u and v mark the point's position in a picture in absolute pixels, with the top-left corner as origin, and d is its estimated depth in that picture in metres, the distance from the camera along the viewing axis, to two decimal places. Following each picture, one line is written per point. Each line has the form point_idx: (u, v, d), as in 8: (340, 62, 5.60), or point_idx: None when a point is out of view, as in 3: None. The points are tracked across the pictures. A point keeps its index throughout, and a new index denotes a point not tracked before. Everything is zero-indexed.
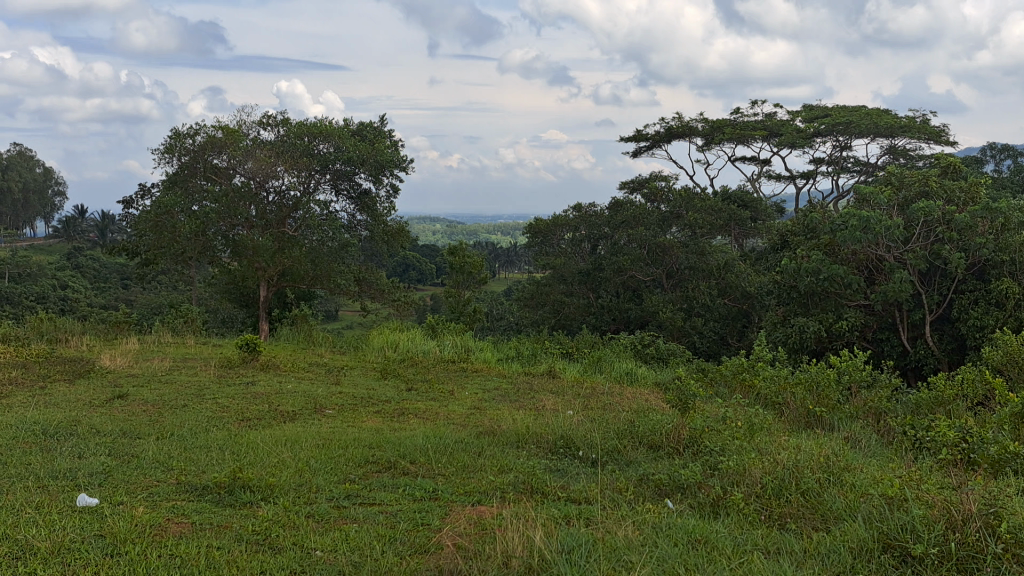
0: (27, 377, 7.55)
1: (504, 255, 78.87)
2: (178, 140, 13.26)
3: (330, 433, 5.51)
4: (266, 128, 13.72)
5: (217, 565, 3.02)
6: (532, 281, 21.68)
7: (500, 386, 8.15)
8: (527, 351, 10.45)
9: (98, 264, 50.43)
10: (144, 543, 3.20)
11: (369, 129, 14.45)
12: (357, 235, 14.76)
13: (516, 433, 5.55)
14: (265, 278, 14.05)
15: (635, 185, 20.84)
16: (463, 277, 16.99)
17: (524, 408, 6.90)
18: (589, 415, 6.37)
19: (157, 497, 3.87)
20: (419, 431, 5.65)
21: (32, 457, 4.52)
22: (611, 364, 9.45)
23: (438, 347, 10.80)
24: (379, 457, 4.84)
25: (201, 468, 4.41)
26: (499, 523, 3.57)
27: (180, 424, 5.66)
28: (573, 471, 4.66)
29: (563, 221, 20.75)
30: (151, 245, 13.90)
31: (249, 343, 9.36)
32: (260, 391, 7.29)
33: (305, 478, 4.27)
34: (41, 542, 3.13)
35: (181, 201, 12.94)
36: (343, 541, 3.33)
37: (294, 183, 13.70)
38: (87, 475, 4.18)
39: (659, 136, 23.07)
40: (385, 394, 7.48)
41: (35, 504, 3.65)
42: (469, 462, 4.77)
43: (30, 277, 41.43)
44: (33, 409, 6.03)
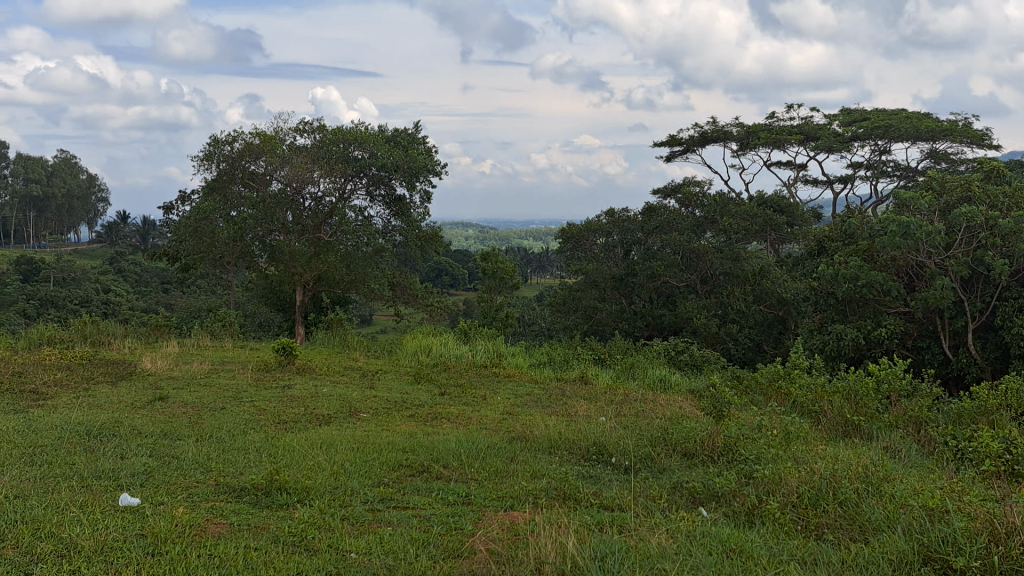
0: (71, 378, 7.69)
1: (537, 261, 78.87)
2: (217, 147, 13.50)
3: (364, 437, 5.56)
4: (302, 134, 13.90)
5: (255, 565, 3.07)
6: (565, 286, 21.72)
7: (533, 391, 8.18)
8: (560, 357, 10.46)
9: (140, 268, 51.33)
10: (184, 543, 3.26)
11: (404, 134, 14.55)
12: (392, 240, 14.87)
13: (549, 439, 5.57)
14: (301, 283, 14.20)
15: (668, 191, 20.76)
16: (496, 282, 17.01)
17: (556, 413, 6.91)
18: (622, 421, 6.36)
19: (197, 498, 3.94)
20: (452, 436, 5.69)
21: (77, 457, 4.62)
22: (644, 370, 9.43)
23: (471, 351, 10.85)
24: (412, 461, 4.88)
25: (238, 470, 4.48)
26: (532, 529, 3.58)
27: (218, 426, 5.74)
28: (606, 478, 4.66)
29: (597, 227, 20.84)
30: (190, 250, 14.12)
31: (286, 346, 9.46)
32: (297, 394, 7.37)
33: (340, 482, 4.32)
34: (85, 541, 3.20)
35: (220, 207, 13.15)
36: (377, 544, 3.37)
37: (330, 189, 13.85)
38: (129, 476, 4.27)
39: (693, 141, 22.97)
40: (419, 398, 7.53)
41: (80, 503, 3.73)
42: (503, 467, 4.79)
43: (74, 280, 42.32)
44: (77, 410, 6.15)
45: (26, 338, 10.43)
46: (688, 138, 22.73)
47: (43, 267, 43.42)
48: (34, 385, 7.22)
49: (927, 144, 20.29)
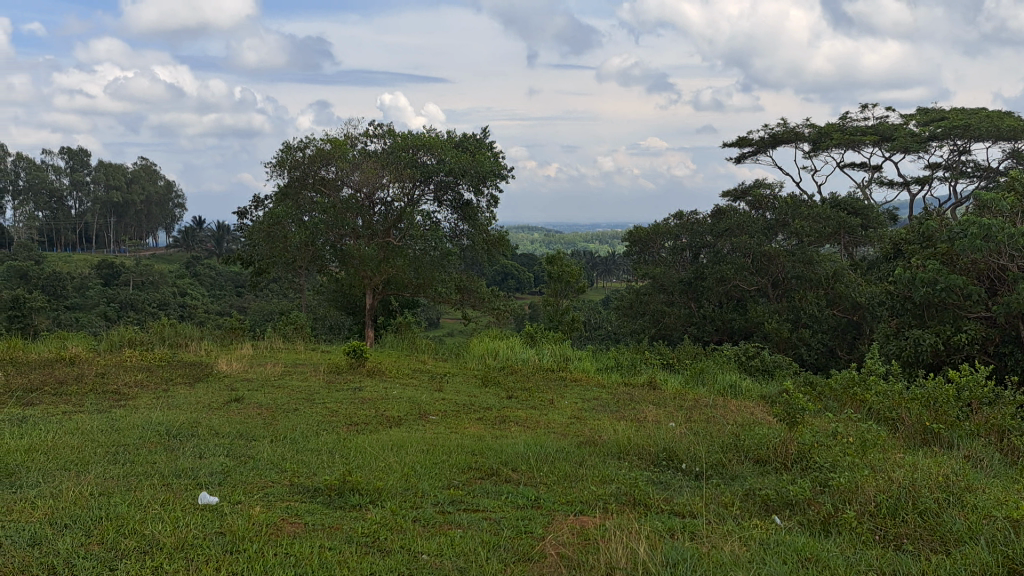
0: (151, 379, 7.93)
1: (603, 265, 78.53)
2: (289, 154, 13.79)
3: (433, 439, 5.61)
4: (371, 140, 14.09)
5: (329, 565, 3.12)
6: (632, 290, 21.61)
7: (600, 396, 8.14)
8: (628, 361, 10.40)
9: (214, 272, 52.67)
10: (261, 541, 3.33)
11: (471, 140, 14.63)
12: (459, 244, 14.96)
13: (618, 444, 5.54)
14: (370, 286, 14.39)
15: (738, 194, 20.50)
16: (562, 286, 16.99)
17: (626, 419, 6.86)
18: (692, 427, 6.31)
19: (273, 497, 4.02)
20: (520, 439, 5.71)
21: (158, 456, 4.76)
22: (714, 376, 9.32)
23: (537, 355, 10.86)
24: (481, 464, 4.91)
25: (312, 470, 4.56)
26: (602, 534, 3.57)
27: (292, 427, 5.85)
28: (676, 484, 4.62)
29: (665, 230, 20.68)
30: (263, 255, 14.44)
31: (355, 349, 9.58)
32: (367, 396, 7.46)
33: (411, 483, 4.36)
34: (167, 538, 3.29)
35: (292, 212, 13.42)
36: (448, 546, 3.39)
37: (398, 194, 14.02)
38: (207, 475, 4.37)
39: (763, 142, 22.64)
40: (487, 402, 7.56)
41: (161, 501, 3.84)
42: (571, 471, 4.79)
43: (152, 285, 43.61)
44: (157, 411, 6.33)
45: (108, 339, 10.78)
46: (758, 139, 22.39)
47: (123, 271, 44.89)
48: (117, 386, 7.46)
49: (1009, 143, 19.65)
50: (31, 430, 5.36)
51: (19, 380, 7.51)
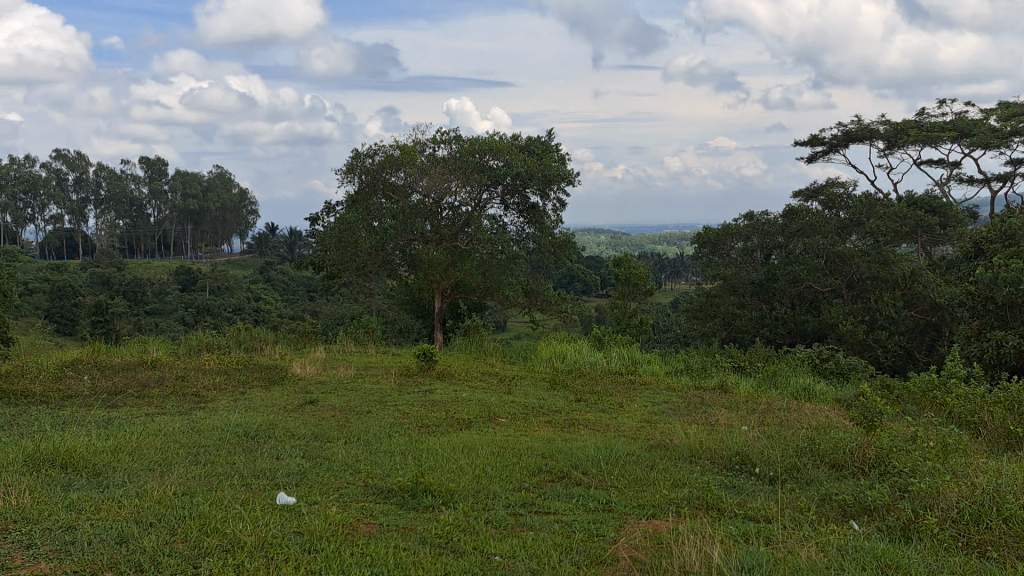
0: (228, 382, 8.14)
1: (671, 267, 77.68)
2: (359, 160, 14.03)
3: (504, 441, 5.64)
4: (439, 145, 14.24)
5: (404, 565, 3.16)
6: (701, 292, 21.39)
7: (670, 399, 8.07)
8: (698, 364, 10.30)
9: (287, 276, 53.71)
10: (337, 541, 3.40)
11: (537, 143, 14.65)
12: (526, 247, 14.99)
13: (690, 448, 5.49)
14: (439, 290, 14.54)
15: (810, 193, 20.13)
16: (630, 289, 16.91)
17: (697, 423, 6.78)
18: (765, 431, 6.21)
19: (348, 498, 4.09)
20: (590, 442, 5.70)
21: (238, 457, 4.88)
22: (787, 379, 9.17)
23: (605, 358, 10.83)
24: (552, 466, 4.92)
25: (386, 472, 4.63)
26: (675, 538, 3.55)
27: (365, 429, 5.95)
28: (750, 488, 4.56)
29: (734, 231, 20.36)
30: (335, 260, 14.71)
31: (425, 352, 9.68)
32: (437, 399, 7.54)
33: (482, 485, 4.39)
34: (247, 537, 3.37)
35: (363, 217, 13.65)
36: (521, 548, 3.41)
37: (466, 199, 14.14)
38: (285, 476, 4.48)
39: (836, 140, 22.19)
40: (555, 404, 7.57)
41: (241, 501, 3.94)
42: (643, 475, 4.76)
43: (227, 289, 44.68)
44: (236, 412, 6.50)
45: (186, 343, 11.09)
46: (831, 138, 21.97)
47: (200, 276, 46.11)
48: (196, 388, 7.68)
49: None
50: (117, 431, 5.56)
51: (104, 382, 7.80)
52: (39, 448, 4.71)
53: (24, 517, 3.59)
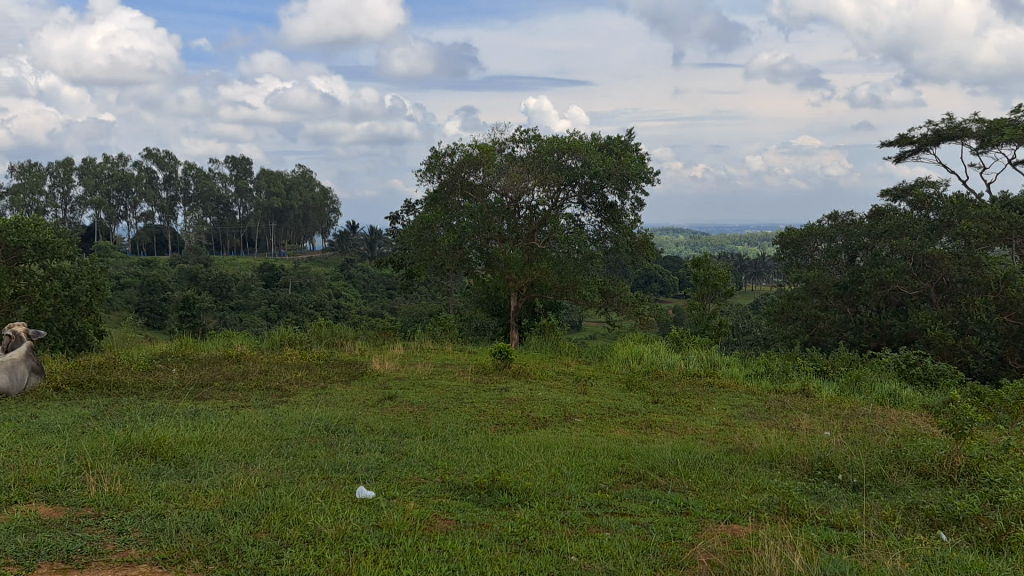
0: (310, 377, 8.31)
1: (752, 267, 76.20)
2: (438, 160, 14.24)
3: (580, 442, 5.63)
4: (518, 144, 14.31)
5: (481, 562, 3.17)
6: (784, 294, 21.03)
7: (750, 403, 7.92)
8: (779, 368, 10.09)
9: (367, 274, 54.46)
10: (416, 535, 3.44)
11: (616, 142, 14.56)
12: (603, 247, 14.93)
13: (770, 452, 5.40)
14: (515, 289, 14.62)
15: (898, 193, 19.56)
16: (709, 290, 16.68)
17: (778, 427, 6.66)
18: (849, 437, 6.04)
19: (425, 494, 4.13)
20: (668, 445, 5.63)
21: (318, 450, 4.99)
22: (872, 384, 8.91)
23: (683, 359, 10.70)
24: (628, 468, 4.88)
25: (463, 469, 4.66)
26: (755, 543, 3.50)
27: (442, 425, 6.01)
28: (833, 495, 4.45)
29: (819, 232, 20.10)
30: (415, 258, 14.91)
31: (502, 350, 9.72)
32: (514, 397, 7.55)
33: (558, 484, 4.39)
34: (328, 529, 3.44)
35: (441, 216, 13.83)
36: (598, 548, 3.40)
37: (543, 198, 14.19)
38: (364, 470, 4.55)
39: (927, 139, 21.50)
40: (633, 406, 7.50)
41: (323, 493, 4.03)
42: (721, 478, 4.69)
43: (309, 287, 45.63)
44: (317, 407, 6.62)
45: (270, 338, 11.37)
46: (921, 137, 21.31)
47: (282, 272, 47.18)
48: (279, 383, 7.85)
49: None
50: (203, 423, 5.73)
51: (192, 375, 8.04)
52: (129, 437, 4.88)
53: (115, 504, 3.73)
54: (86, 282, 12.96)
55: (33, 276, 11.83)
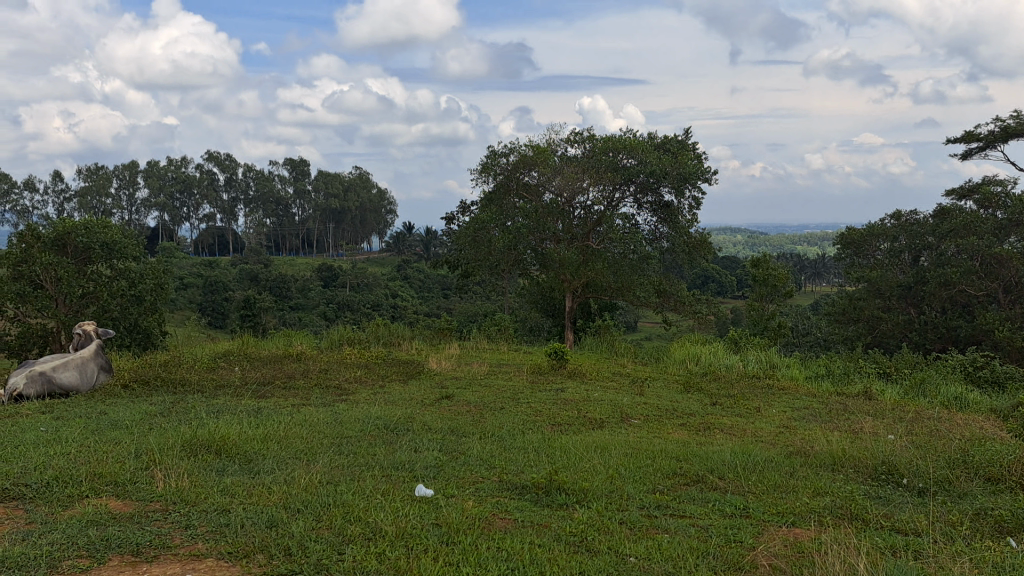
0: (368, 375, 8.42)
1: (812, 267, 74.97)
2: (495, 161, 14.34)
3: (637, 443, 5.59)
4: (573, 144, 14.31)
5: (540, 562, 3.18)
6: (845, 295, 20.69)
7: (810, 405, 7.80)
8: (841, 369, 9.92)
9: (424, 275, 54.79)
10: (474, 534, 3.46)
11: (673, 141, 14.46)
12: (659, 247, 14.83)
13: (831, 455, 5.31)
14: (570, 289, 14.63)
15: (964, 191, 19.09)
16: (768, 290, 16.47)
17: (839, 430, 6.55)
18: (914, 441, 5.91)
19: (484, 493, 4.15)
20: (727, 447, 5.58)
21: (378, 448, 5.05)
22: (937, 388, 8.71)
23: (742, 361, 10.58)
24: (687, 470, 4.84)
25: (520, 468, 4.67)
26: (818, 547, 3.44)
27: (499, 425, 6.04)
28: (897, 500, 4.36)
29: (881, 231, 19.75)
30: (470, 258, 15.01)
31: (557, 351, 9.73)
32: (570, 398, 7.55)
33: (616, 485, 4.39)
34: (388, 527, 3.47)
35: (497, 217, 13.91)
36: (657, 550, 3.38)
37: (599, 198, 14.20)
38: (422, 468, 4.59)
39: (994, 136, 20.93)
40: (690, 407, 7.44)
41: (383, 491, 4.07)
42: (782, 481, 4.63)
43: (366, 287, 46.11)
44: (376, 406, 6.69)
45: (329, 338, 11.56)
46: (989, 134, 20.75)
47: (340, 273, 47.77)
48: (339, 381, 7.97)
49: None
50: (266, 421, 5.82)
51: (254, 373, 8.21)
52: (195, 433, 4.99)
53: (182, 499, 3.81)
54: (150, 282, 13.30)
55: (101, 277, 12.19)
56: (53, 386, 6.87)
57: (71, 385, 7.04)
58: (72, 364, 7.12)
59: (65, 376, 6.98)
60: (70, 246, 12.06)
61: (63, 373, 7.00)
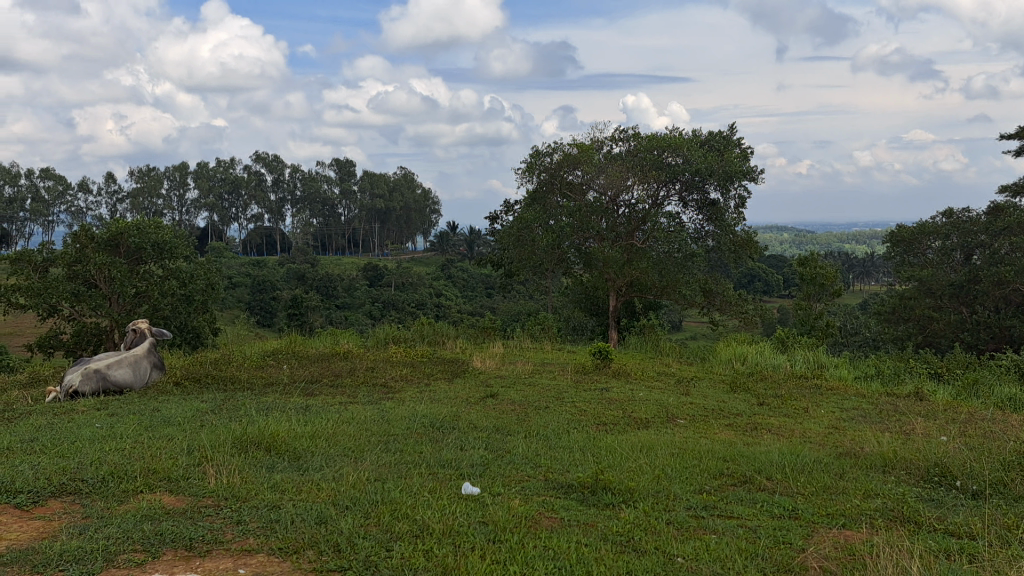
0: (415, 374, 8.48)
1: (861, 267, 73.84)
2: (539, 160, 14.37)
3: (684, 443, 5.56)
4: (617, 142, 14.27)
5: (587, 561, 3.18)
6: (895, 294, 20.36)
7: (861, 406, 7.68)
8: (891, 370, 9.77)
9: (468, 274, 54.95)
10: (521, 532, 3.48)
11: (718, 138, 14.34)
12: (705, 245, 14.71)
13: (882, 457, 5.23)
14: (615, 288, 14.58)
15: (1019, 188, 18.67)
16: (816, 289, 16.25)
17: (890, 431, 6.44)
18: (967, 442, 5.80)
19: (530, 492, 4.16)
20: (775, 447, 5.53)
21: (425, 446, 5.08)
22: (991, 389, 8.53)
23: (789, 361, 10.45)
24: (734, 471, 4.80)
25: (566, 467, 4.68)
26: (869, 550, 3.40)
27: (544, 424, 6.04)
28: (951, 503, 4.28)
29: (932, 229, 19.40)
30: (514, 257, 15.04)
31: (602, 350, 9.71)
32: (615, 397, 7.53)
33: (662, 485, 4.37)
34: (436, 524, 3.50)
35: (540, 216, 13.94)
36: (704, 551, 3.36)
37: (643, 196, 14.16)
38: (469, 466, 4.62)
39: None
40: (737, 407, 7.38)
41: (429, 489, 4.09)
42: (832, 483, 4.57)
43: (411, 286, 46.41)
44: (422, 404, 6.73)
45: (375, 337, 11.66)
46: None
47: (385, 272, 48.13)
48: (385, 379, 8.03)
49: None
50: (314, 418, 5.89)
51: (303, 371, 8.31)
52: (245, 430, 5.07)
53: (234, 495, 3.88)
54: (201, 282, 13.52)
55: (153, 276, 12.42)
56: (107, 383, 7.03)
57: (125, 382, 7.18)
58: (126, 361, 7.28)
59: (118, 373, 7.13)
60: (123, 246, 12.31)
61: (117, 370, 7.15)
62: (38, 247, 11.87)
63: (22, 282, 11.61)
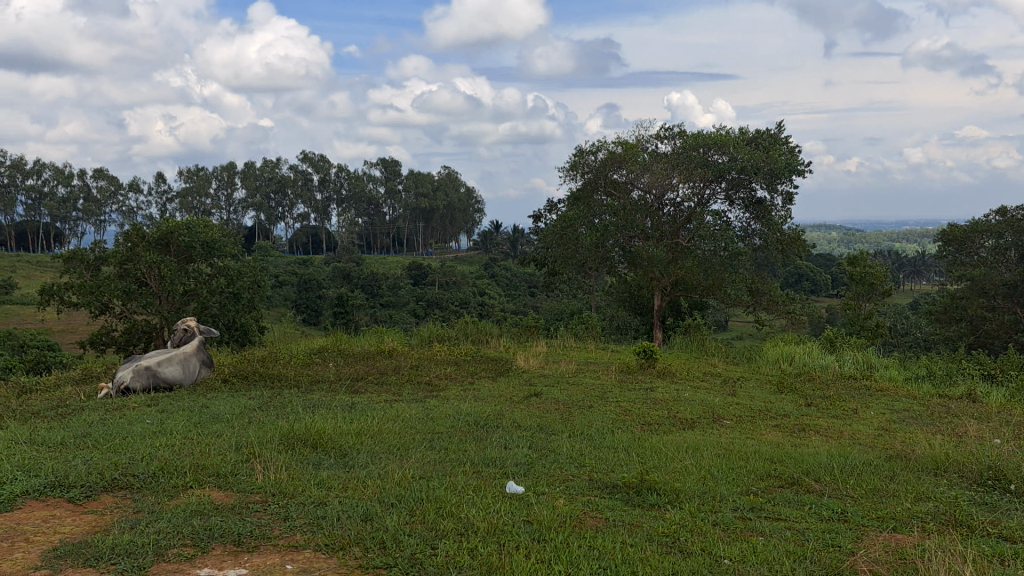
0: (459, 372, 8.51)
1: (910, 265, 72.68)
2: (583, 158, 14.34)
3: (729, 444, 5.50)
4: (663, 141, 14.18)
5: (632, 561, 3.16)
6: (946, 293, 19.97)
7: (911, 408, 7.53)
8: (942, 371, 9.57)
9: (512, 273, 55.07)
10: (566, 531, 3.47)
11: (765, 136, 14.18)
12: (751, 244, 14.53)
13: (934, 459, 5.13)
14: (659, 287, 14.49)
15: None
16: (865, 289, 15.99)
17: (943, 433, 6.29)
18: (1022, 446, 5.65)
19: (574, 491, 4.15)
20: (823, 449, 5.44)
21: (469, 444, 5.09)
22: None
23: (837, 362, 10.30)
24: (782, 472, 4.74)
25: (610, 467, 4.65)
26: (922, 554, 3.33)
27: (588, 424, 6.01)
28: (1005, 507, 4.18)
29: (984, 228, 19.01)
30: (558, 256, 15.03)
31: (646, 349, 9.66)
32: (659, 397, 7.47)
33: (709, 486, 4.33)
34: (479, 523, 3.50)
35: (584, 215, 13.91)
36: (752, 552, 3.32)
37: (688, 194, 14.06)
38: (513, 465, 4.62)
39: None
40: (784, 408, 7.30)
41: (474, 487, 4.10)
42: (882, 485, 4.49)
43: (455, 284, 46.62)
44: (465, 402, 6.75)
45: (419, 335, 11.71)
46: None
47: (429, 271, 48.41)
48: (430, 377, 8.08)
49: None
50: (360, 416, 5.94)
51: (348, 368, 8.38)
52: (292, 427, 5.13)
53: (281, 491, 3.93)
54: (248, 280, 13.70)
55: (202, 275, 12.62)
56: (158, 380, 7.16)
57: (175, 379, 7.31)
58: (176, 359, 7.40)
59: (168, 370, 7.26)
60: (173, 244, 12.52)
61: (167, 367, 7.28)
62: (91, 247, 12.12)
63: (76, 280, 11.88)
